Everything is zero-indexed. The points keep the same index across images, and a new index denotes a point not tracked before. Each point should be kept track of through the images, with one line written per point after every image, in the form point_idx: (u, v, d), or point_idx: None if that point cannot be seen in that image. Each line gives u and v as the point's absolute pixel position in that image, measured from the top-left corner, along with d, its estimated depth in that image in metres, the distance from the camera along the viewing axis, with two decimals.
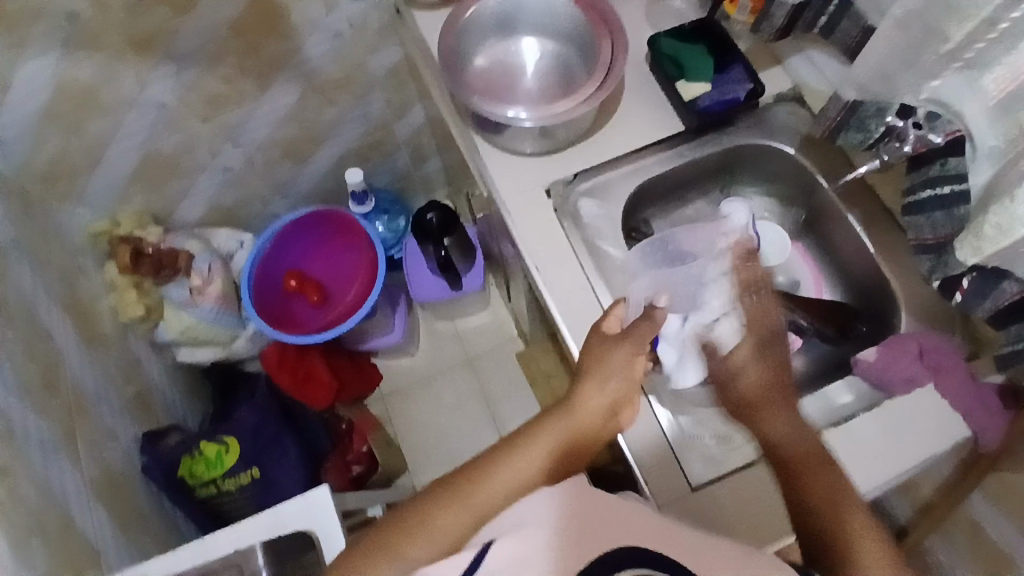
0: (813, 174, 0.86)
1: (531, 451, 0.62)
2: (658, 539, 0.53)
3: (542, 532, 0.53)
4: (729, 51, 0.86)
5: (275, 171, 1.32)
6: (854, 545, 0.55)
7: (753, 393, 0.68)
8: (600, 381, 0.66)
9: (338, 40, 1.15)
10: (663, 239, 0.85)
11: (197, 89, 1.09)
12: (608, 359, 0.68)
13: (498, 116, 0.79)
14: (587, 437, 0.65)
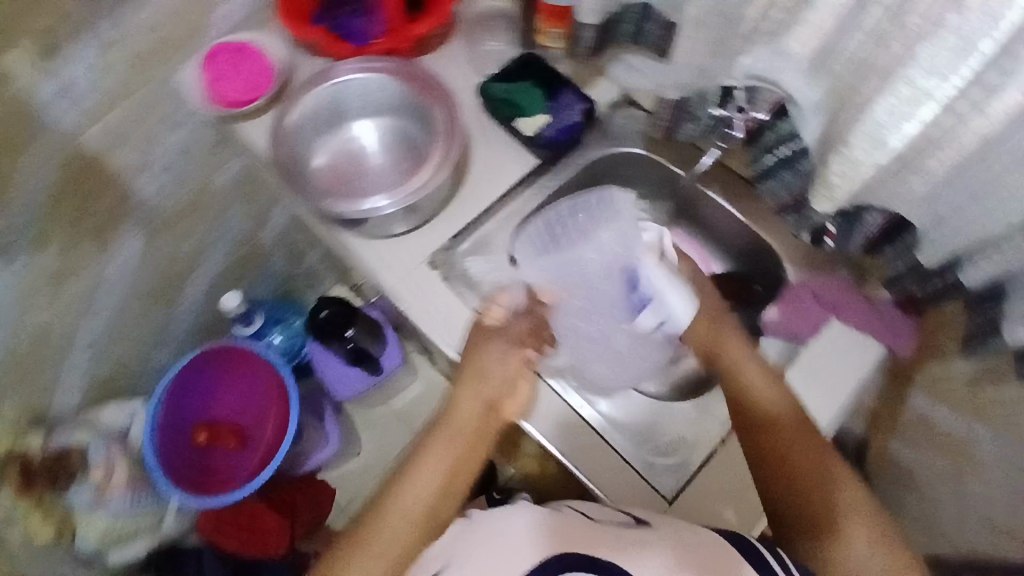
0: (669, 166, 0.90)
1: (424, 481, 0.63)
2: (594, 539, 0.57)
3: (512, 536, 0.58)
4: (555, 79, 0.89)
5: (148, 324, 1.23)
6: (835, 494, 0.62)
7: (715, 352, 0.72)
8: (477, 385, 0.68)
9: (171, 172, 1.08)
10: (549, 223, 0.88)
11: (34, 269, 0.99)
12: (484, 358, 0.69)
13: (359, 212, 0.77)
14: (473, 441, 0.66)
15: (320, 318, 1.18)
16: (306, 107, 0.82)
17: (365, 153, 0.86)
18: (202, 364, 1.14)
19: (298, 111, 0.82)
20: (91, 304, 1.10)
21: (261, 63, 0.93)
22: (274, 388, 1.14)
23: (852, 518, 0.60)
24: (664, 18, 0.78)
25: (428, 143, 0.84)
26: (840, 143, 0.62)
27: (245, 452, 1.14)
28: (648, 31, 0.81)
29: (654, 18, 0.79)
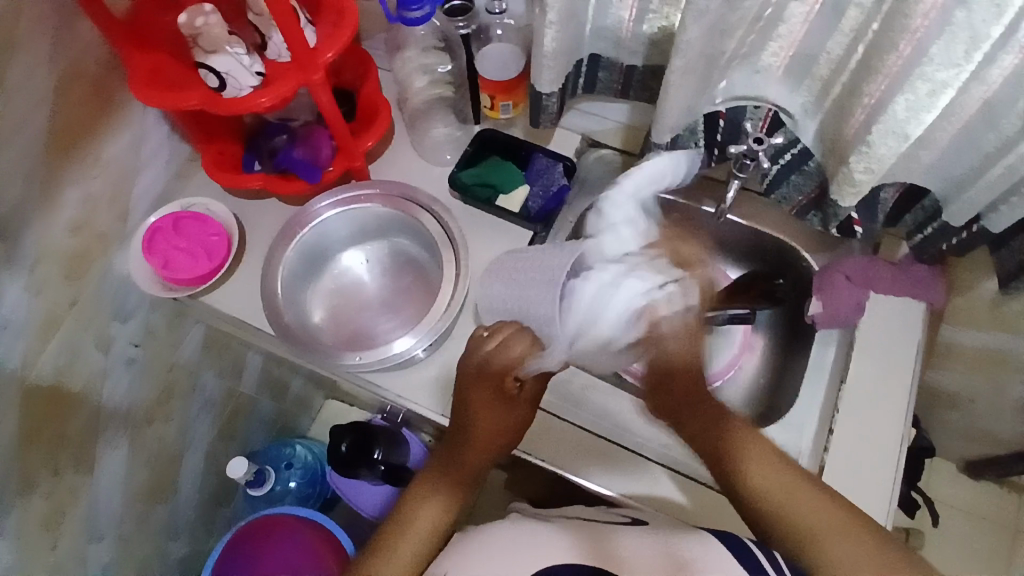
0: (655, 195, 0.88)
1: (432, 493, 0.67)
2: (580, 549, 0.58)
3: (495, 555, 0.58)
4: (521, 149, 0.86)
5: (156, 524, 1.11)
6: (738, 456, 0.62)
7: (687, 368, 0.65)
8: (492, 416, 0.68)
9: (137, 363, 0.98)
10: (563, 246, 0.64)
11: (27, 524, 0.86)
12: (490, 408, 0.67)
13: (390, 357, 0.73)
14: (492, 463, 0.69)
15: (341, 452, 1.11)
16: (292, 264, 0.77)
17: (361, 284, 0.82)
18: (238, 545, 1.06)
19: (284, 271, 0.76)
20: (96, 532, 0.99)
21: (208, 225, 0.87)
22: (323, 540, 1.06)
23: (758, 472, 0.60)
24: (619, 64, 0.78)
25: (428, 257, 0.81)
26: (857, 142, 0.63)
27: None
28: (601, 79, 0.80)
29: (606, 66, 0.78)
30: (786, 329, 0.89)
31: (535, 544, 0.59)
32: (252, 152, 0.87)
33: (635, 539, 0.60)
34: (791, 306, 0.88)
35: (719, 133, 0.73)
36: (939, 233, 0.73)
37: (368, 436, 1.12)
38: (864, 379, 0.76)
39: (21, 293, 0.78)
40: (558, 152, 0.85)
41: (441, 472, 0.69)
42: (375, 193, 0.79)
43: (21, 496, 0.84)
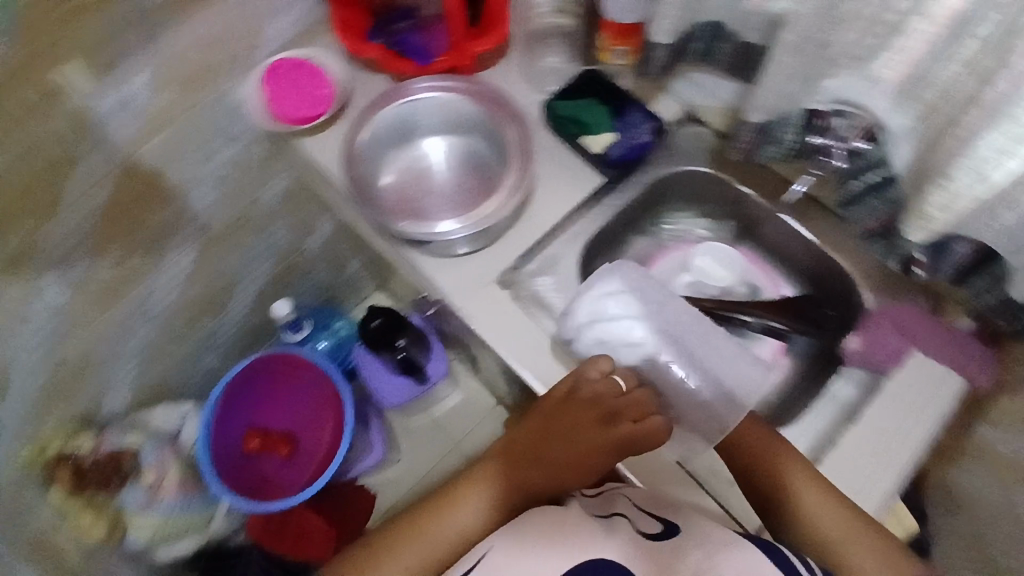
0: (737, 186, 0.88)
1: (491, 486, 0.73)
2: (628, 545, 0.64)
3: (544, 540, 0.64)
4: (621, 98, 0.87)
5: (195, 334, 1.22)
6: (791, 485, 0.69)
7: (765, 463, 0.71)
8: (564, 432, 0.69)
9: (224, 185, 1.07)
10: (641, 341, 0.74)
11: (88, 283, 0.99)
12: (566, 416, 0.70)
13: (432, 234, 0.79)
14: (575, 467, 0.69)
15: (371, 327, 1.19)
16: (379, 126, 0.84)
17: (431, 168, 0.87)
18: (254, 372, 1.16)
19: (369, 133, 0.83)
20: (143, 315, 1.11)
21: (318, 81, 0.94)
22: (329, 395, 1.16)
23: (809, 498, 0.68)
24: (737, 38, 0.76)
25: (497, 165, 0.85)
26: (942, 176, 0.61)
27: (299, 461, 1.16)
28: (719, 51, 0.79)
29: (725, 38, 0.77)
30: (815, 360, 0.86)
31: (576, 527, 0.65)
32: (378, 29, 0.93)
33: (698, 552, 0.64)
34: (830, 338, 0.86)
35: (811, 133, 0.73)
36: (1000, 307, 0.69)
37: (398, 322, 1.20)
38: (875, 426, 0.74)
39: (149, 82, 0.88)
40: (654, 113, 0.86)
41: (510, 467, 0.73)
42: (470, 90, 0.85)
43: (90, 257, 0.97)
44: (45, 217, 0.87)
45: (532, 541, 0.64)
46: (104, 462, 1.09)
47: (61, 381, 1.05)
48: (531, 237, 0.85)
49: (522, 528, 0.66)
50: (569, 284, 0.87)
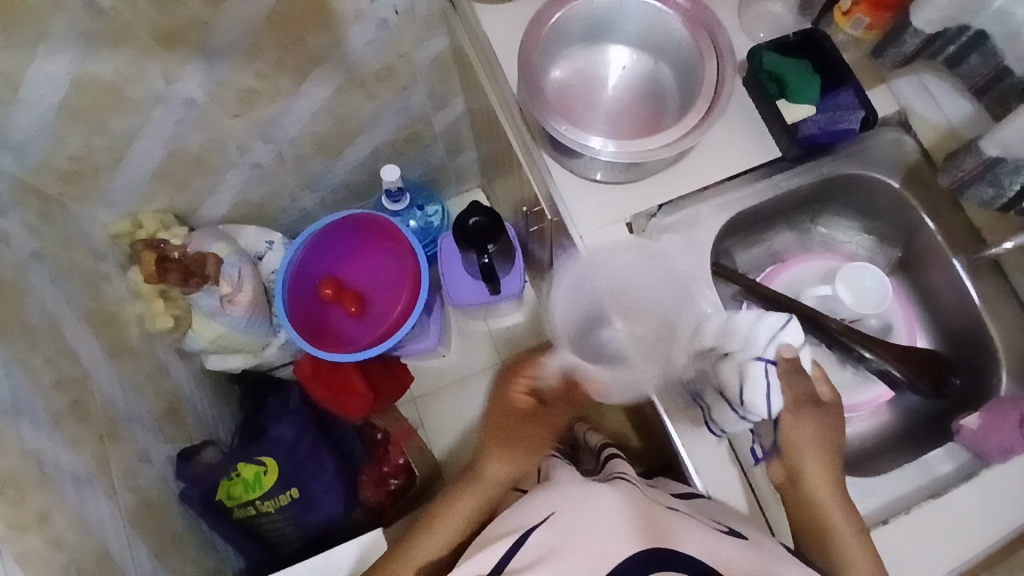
0: (919, 214, 0.80)
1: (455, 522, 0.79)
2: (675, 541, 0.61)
3: (597, 524, 0.63)
4: (838, 74, 0.79)
5: (308, 168, 1.21)
6: (834, 540, 0.67)
7: (808, 504, 0.69)
8: (504, 454, 0.83)
9: (384, 31, 1.02)
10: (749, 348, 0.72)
11: (229, 84, 0.99)
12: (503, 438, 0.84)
13: (583, 148, 0.73)
14: (512, 468, 0.84)
15: (469, 225, 1.13)
16: (570, 15, 0.77)
17: (608, 82, 0.82)
18: (350, 225, 1.16)
19: (557, 19, 0.77)
20: (267, 133, 1.10)
21: None
22: (410, 271, 1.15)
23: (806, 447, 0.70)
24: (998, 58, 0.72)
25: (675, 104, 0.78)
26: None
27: (364, 322, 1.17)
28: (969, 62, 0.76)
29: (984, 53, 0.73)
30: (920, 424, 0.81)
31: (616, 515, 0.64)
32: None
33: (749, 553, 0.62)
34: (948, 408, 0.79)
35: None
36: None
37: (496, 228, 1.14)
38: (956, 509, 0.69)
39: None
40: (869, 102, 0.78)
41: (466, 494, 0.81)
42: (681, 6, 0.76)
43: (239, 59, 0.96)
44: (212, 2, 0.86)
45: (583, 531, 0.63)
46: (188, 259, 1.09)
47: (174, 166, 1.07)
48: (681, 189, 0.79)
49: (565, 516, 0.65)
50: (699, 247, 0.81)
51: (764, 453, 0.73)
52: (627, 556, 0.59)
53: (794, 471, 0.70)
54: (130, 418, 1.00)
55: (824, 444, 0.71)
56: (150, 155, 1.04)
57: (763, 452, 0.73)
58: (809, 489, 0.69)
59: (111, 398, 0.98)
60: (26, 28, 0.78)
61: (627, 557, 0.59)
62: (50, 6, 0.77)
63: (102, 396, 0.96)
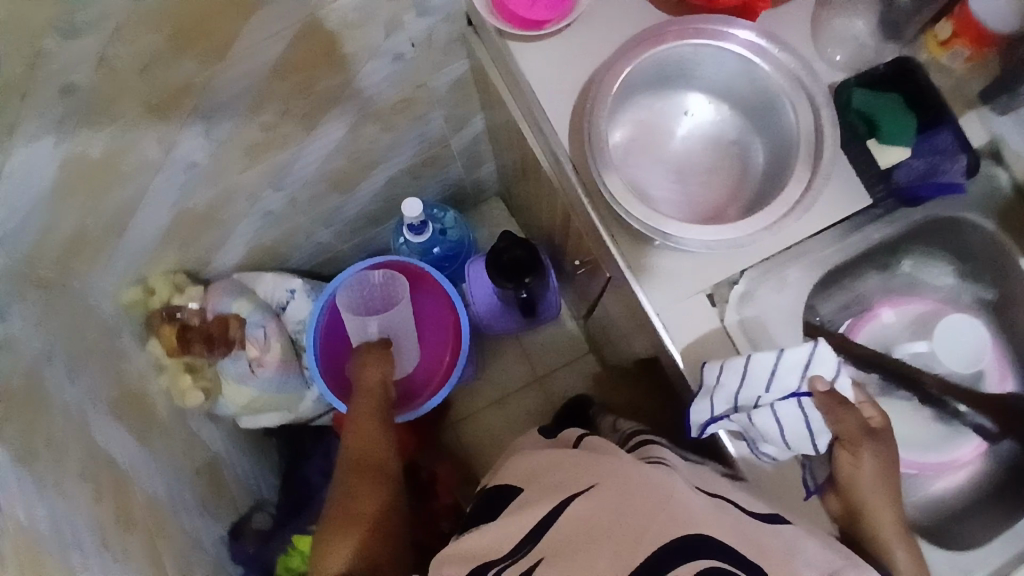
0: (1015, 256, 0.74)
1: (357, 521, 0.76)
2: (735, 537, 0.50)
3: (653, 494, 0.53)
4: (931, 108, 0.71)
5: (321, 206, 1.11)
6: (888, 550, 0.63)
7: (863, 511, 0.64)
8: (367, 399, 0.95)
9: (399, 64, 0.92)
10: (768, 376, 0.64)
11: (234, 140, 0.88)
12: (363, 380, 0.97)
13: (672, 235, 0.66)
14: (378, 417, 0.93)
15: (503, 261, 1.07)
16: (639, 70, 0.70)
17: (682, 136, 0.74)
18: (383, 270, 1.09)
19: (625, 77, 0.70)
20: (280, 181, 1.00)
21: None
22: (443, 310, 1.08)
23: (869, 477, 0.65)
24: None
25: (763, 165, 0.72)
26: None
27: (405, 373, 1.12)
28: None
29: None
30: None
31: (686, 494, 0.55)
32: None
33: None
34: None
35: None
36: None
37: (530, 260, 1.08)
38: None
39: None
40: (968, 144, 0.70)
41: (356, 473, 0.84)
42: (774, 55, 0.69)
43: (245, 114, 0.85)
44: (207, 62, 0.75)
45: (627, 499, 0.53)
46: (209, 325, 1.04)
47: (182, 226, 0.97)
48: (767, 252, 0.69)
49: (614, 481, 0.56)
50: (789, 313, 0.73)
51: (814, 488, 0.67)
52: (667, 538, 0.48)
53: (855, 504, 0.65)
54: (173, 504, 0.93)
55: (883, 465, 0.66)
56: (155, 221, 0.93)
57: (815, 487, 0.67)
58: (866, 501, 0.65)
59: (152, 488, 0.90)
60: (4, 118, 0.66)
61: (669, 535, 0.48)
62: (28, 91, 0.65)
63: (144, 489, 0.89)
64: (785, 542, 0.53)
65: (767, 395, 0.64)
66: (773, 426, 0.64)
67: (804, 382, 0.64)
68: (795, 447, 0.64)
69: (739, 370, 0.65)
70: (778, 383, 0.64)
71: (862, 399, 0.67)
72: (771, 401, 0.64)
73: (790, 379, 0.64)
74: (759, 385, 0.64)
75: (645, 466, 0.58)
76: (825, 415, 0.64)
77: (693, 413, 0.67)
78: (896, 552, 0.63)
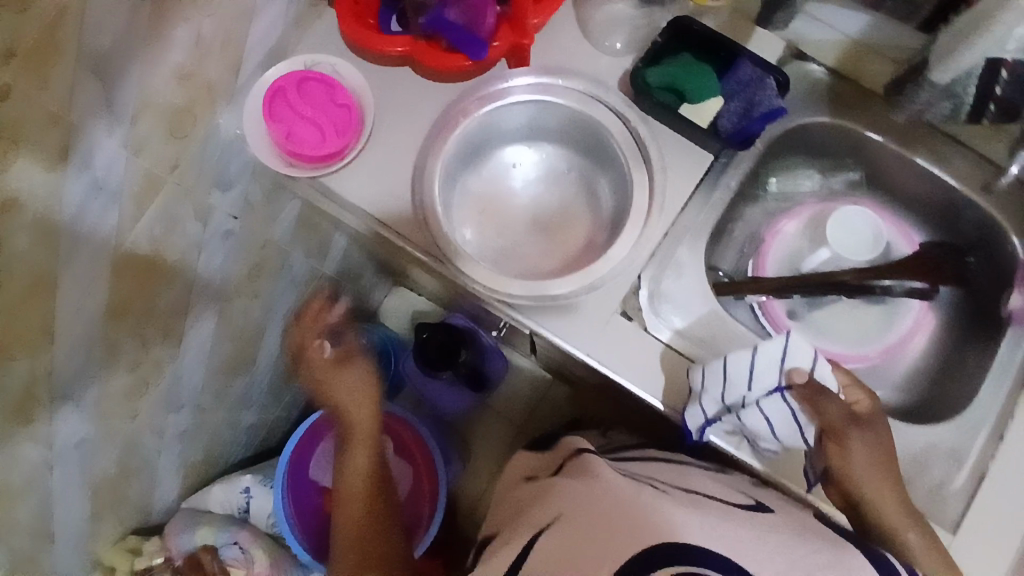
0: (862, 132, 0.75)
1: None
2: (699, 535, 0.55)
3: (611, 506, 0.59)
4: (724, 50, 0.72)
5: (233, 397, 1.04)
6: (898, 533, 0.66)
7: (867, 498, 0.67)
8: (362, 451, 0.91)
9: (233, 237, 0.86)
10: (749, 376, 0.66)
11: (108, 398, 0.80)
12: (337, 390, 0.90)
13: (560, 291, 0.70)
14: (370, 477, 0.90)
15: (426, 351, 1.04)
16: (455, 152, 0.74)
17: (523, 184, 0.79)
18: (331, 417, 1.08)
19: (443, 167, 0.74)
20: (177, 400, 0.91)
21: (335, 92, 0.74)
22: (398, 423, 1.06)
23: (863, 464, 0.67)
24: None
25: (603, 187, 0.77)
26: None
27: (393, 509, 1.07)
28: None
29: None
30: (966, 315, 0.80)
31: (653, 501, 0.60)
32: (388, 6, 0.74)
33: (768, 548, 0.56)
34: (984, 292, 0.78)
35: (999, 85, 0.62)
36: None
37: (451, 338, 1.05)
38: None
39: (119, 148, 0.66)
40: (772, 65, 0.71)
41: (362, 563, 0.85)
42: (561, 86, 0.74)
43: (104, 371, 0.77)
44: (35, 353, 0.67)
45: (592, 519, 0.58)
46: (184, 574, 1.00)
47: (104, 501, 0.88)
48: (647, 251, 0.72)
49: (577, 501, 0.62)
50: (698, 288, 0.74)
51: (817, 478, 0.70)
52: (642, 550, 0.53)
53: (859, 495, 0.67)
54: None
55: (874, 449, 0.68)
56: (74, 510, 0.84)
57: (816, 478, 0.70)
58: (868, 487, 0.67)
59: None
60: None
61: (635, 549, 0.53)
62: None
63: None
64: (749, 527, 0.58)
65: (751, 395, 0.66)
66: (761, 422, 0.66)
67: (785, 377, 0.65)
68: (787, 440, 0.67)
69: (718, 374, 0.67)
70: (758, 383, 0.66)
71: (845, 384, 0.68)
72: (756, 399, 0.66)
73: (776, 376, 0.66)
74: (741, 385, 0.66)
75: (617, 480, 0.63)
76: (810, 407, 0.66)
77: (690, 417, 0.69)
78: (902, 526, 0.66)
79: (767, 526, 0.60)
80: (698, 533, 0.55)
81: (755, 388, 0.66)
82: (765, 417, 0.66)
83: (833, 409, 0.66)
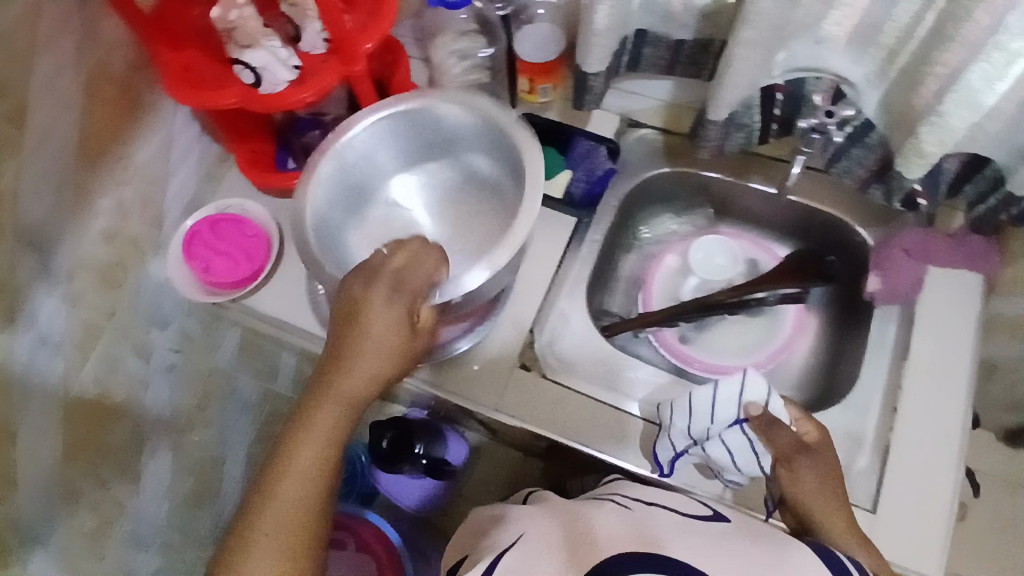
0: (700, 173, 0.87)
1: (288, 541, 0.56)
2: (673, 542, 0.52)
3: (572, 526, 0.56)
4: (563, 133, 0.86)
5: (199, 531, 1.08)
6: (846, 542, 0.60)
7: (813, 505, 0.63)
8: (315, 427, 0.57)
9: (174, 371, 0.96)
10: (713, 410, 0.68)
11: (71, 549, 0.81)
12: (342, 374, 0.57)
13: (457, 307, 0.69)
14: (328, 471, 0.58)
15: (384, 448, 1.10)
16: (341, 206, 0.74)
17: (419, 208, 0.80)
18: None
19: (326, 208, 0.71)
20: (140, 538, 0.95)
21: (244, 226, 0.85)
22: (370, 534, 1.07)
23: (812, 487, 0.63)
24: (666, 40, 0.75)
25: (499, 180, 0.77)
26: (927, 112, 0.60)
27: None
28: (646, 55, 0.78)
29: (653, 43, 0.76)
30: (839, 306, 0.87)
31: (610, 517, 0.57)
32: (286, 149, 0.86)
33: (739, 544, 0.53)
34: (846, 283, 0.86)
35: (776, 107, 0.71)
36: (885, 190, 0.70)
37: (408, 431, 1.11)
38: (924, 357, 0.75)
39: (60, 304, 0.71)
40: (602, 134, 0.86)
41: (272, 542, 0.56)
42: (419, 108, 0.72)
43: (66, 518, 0.79)
44: None
45: (561, 534, 0.55)
46: None
47: None
48: (533, 307, 0.82)
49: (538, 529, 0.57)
50: (591, 332, 0.82)
51: (775, 504, 0.69)
52: (605, 557, 0.50)
53: (802, 511, 0.63)
54: None
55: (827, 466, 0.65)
56: None
57: (775, 504, 0.69)
58: (813, 498, 0.63)
59: None
60: None
61: (603, 556, 0.50)
62: None
63: None
64: (716, 534, 0.55)
65: (714, 428, 0.68)
66: (724, 456, 0.68)
67: (745, 409, 0.66)
68: (747, 470, 0.69)
69: (685, 408, 0.70)
70: (721, 418, 0.68)
71: (795, 417, 0.68)
72: (719, 432, 0.68)
73: (734, 407, 0.67)
74: (703, 419, 0.68)
75: (571, 507, 0.61)
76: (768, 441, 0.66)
77: (660, 452, 0.73)
78: (843, 536, 0.60)
79: (728, 531, 0.56)
80: (667, 540, 0.53)
81: (718, 421, 0.68)
82: (727, 453, 0.68)
83: (785, 436, 0.65)
